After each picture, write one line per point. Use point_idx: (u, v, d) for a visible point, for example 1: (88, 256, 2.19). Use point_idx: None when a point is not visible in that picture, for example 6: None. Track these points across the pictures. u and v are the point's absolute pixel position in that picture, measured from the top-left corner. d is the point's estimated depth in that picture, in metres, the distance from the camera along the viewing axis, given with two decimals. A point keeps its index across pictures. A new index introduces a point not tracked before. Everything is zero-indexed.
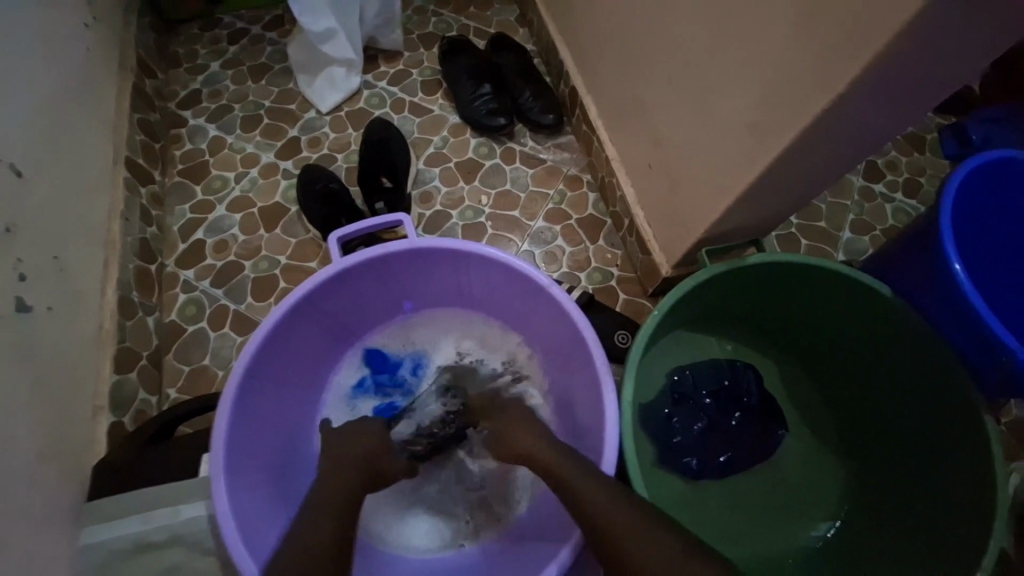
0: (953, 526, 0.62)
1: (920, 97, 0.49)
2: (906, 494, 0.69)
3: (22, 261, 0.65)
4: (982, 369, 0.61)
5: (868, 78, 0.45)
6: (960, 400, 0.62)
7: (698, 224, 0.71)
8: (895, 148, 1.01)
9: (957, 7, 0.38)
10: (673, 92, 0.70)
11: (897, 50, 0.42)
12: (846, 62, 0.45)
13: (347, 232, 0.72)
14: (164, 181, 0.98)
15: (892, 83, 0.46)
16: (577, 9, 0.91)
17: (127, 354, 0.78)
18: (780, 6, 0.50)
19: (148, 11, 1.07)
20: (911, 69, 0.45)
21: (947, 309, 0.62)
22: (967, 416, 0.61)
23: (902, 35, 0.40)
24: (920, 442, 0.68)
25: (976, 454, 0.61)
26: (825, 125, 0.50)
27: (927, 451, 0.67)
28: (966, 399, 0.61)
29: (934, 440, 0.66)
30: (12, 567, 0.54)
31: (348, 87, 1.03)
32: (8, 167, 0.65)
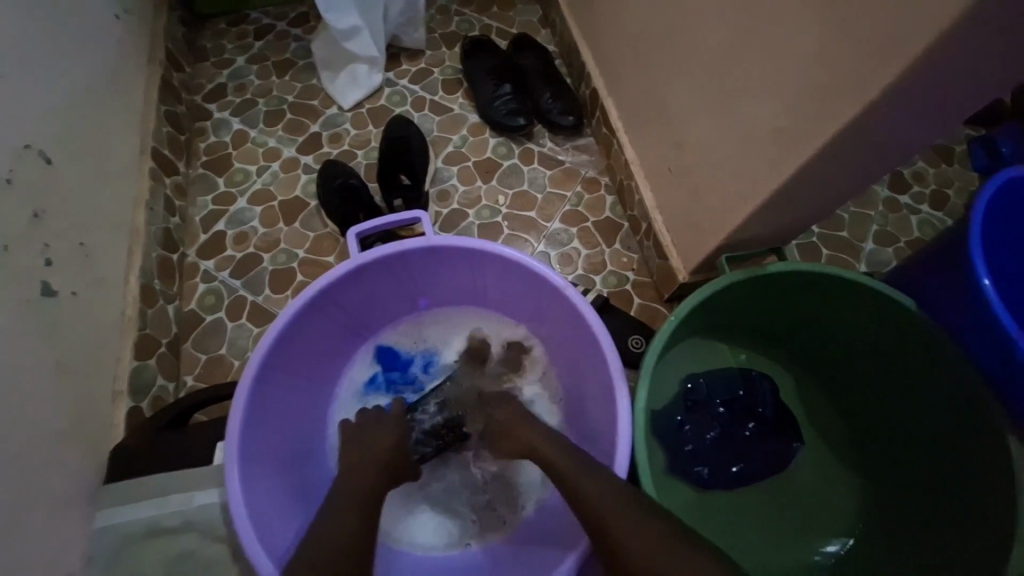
0: (972, 547, 0.60)
1: (956, 106, 0.48)
2: (923, 512, 0.67)
3: (49, 247, 0.66)
4: (1008, 387, 0.60)
5: (903, 86, 0.43)
6: (983, 419, 0.60)
7: (718, 231, 0.70)
8: (923, 158, 0.99)
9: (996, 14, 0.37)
10: (697, 96, 0.69)
11: (932, 58, 0.41)
12: (878, 70, 0.44)
13: (365, 227, 0.73)
14: (188, 173, 1.00)
15: (926, 92, 0.45)
16: (601, 11, 0.91)
17: (147, 341, 0.80)
18: (811, 11, 0.49)
19: (179, 6, 1.09)
20: (945, 78, 0.43)
21: (973, 324, 0.61)
22: (991, 436, 0.60)
23: (938, 43, 0.39)
24: (940, 461, 0.66)
25: (998, 475, 0.59)
26: (853, 133, 0.49)
27: (947, 470, 0.66)
28: (989, 418, 0.60)
29: (954, 458, 0.64)
30: (30, 545, 0.55)
31: (370, 84, 1.04)
32: (38, 154, 0.66)
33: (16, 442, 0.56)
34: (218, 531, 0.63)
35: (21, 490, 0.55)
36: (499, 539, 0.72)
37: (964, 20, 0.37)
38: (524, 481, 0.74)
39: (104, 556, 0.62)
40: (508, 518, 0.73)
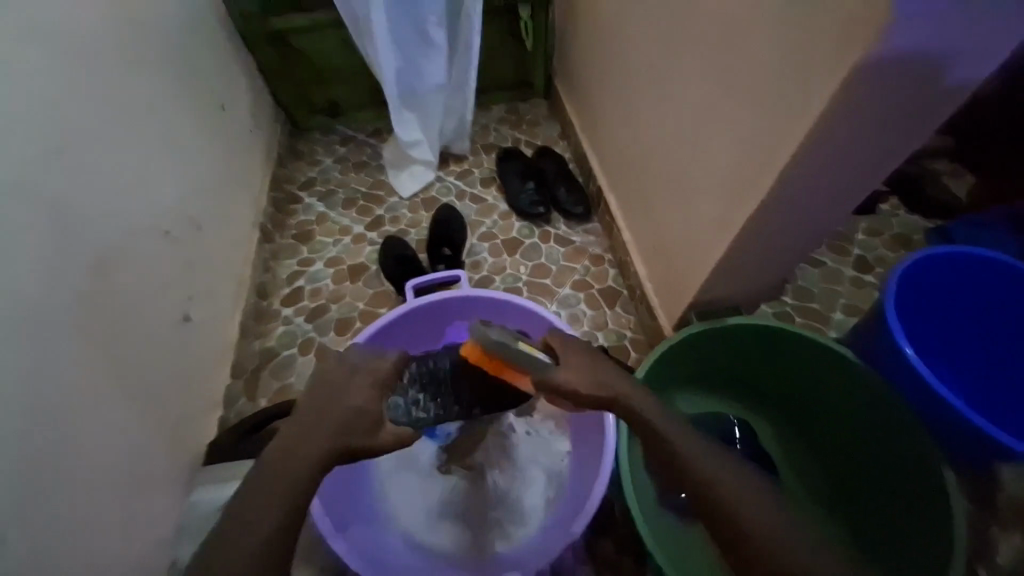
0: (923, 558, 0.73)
1: (827, 205, 0.70)
2: (896, 542, 0.78)
3: (190, 288, 0.93)
4: (930, 418, 0.73)
5: (780, 193, 0.66)
6: (916, 447, 0.74)
7: (690, 292, 0.90)
8: (883, 246, 1.17)
9: (817, 159, 0.61)
10: (670, 194, 0.92)
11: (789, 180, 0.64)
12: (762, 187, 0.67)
13: (419, 282, 0.97)
14: (281, 241, 1.27)
15: (799, 197, 0.67)
16: (603, 131, 1.20)
17: (238, 367, 1.03)
18: (728, 145, 0.73)
19: (288, 121, 1.45)
20: (806, 189, 0.66)
21: (895, 367, 0.75)
22: (922, 461, 0.74)
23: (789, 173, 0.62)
24: (888, 488, 0.80)
25: (930, 493, 0.73)
26: (758, 223, 0.71)
27: (896, 495, 0.79)
28: (921, 446, 0.73)
29: (900, 484, 0.78)
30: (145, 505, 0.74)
31: (425, 179, 1.35)
32: (193, 224, 0.96)
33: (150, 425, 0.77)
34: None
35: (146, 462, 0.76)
36: (503, 534, 0.86)
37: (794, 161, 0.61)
38: (535, 487, 0.89)
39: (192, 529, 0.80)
40: (512, 518, 0.87)
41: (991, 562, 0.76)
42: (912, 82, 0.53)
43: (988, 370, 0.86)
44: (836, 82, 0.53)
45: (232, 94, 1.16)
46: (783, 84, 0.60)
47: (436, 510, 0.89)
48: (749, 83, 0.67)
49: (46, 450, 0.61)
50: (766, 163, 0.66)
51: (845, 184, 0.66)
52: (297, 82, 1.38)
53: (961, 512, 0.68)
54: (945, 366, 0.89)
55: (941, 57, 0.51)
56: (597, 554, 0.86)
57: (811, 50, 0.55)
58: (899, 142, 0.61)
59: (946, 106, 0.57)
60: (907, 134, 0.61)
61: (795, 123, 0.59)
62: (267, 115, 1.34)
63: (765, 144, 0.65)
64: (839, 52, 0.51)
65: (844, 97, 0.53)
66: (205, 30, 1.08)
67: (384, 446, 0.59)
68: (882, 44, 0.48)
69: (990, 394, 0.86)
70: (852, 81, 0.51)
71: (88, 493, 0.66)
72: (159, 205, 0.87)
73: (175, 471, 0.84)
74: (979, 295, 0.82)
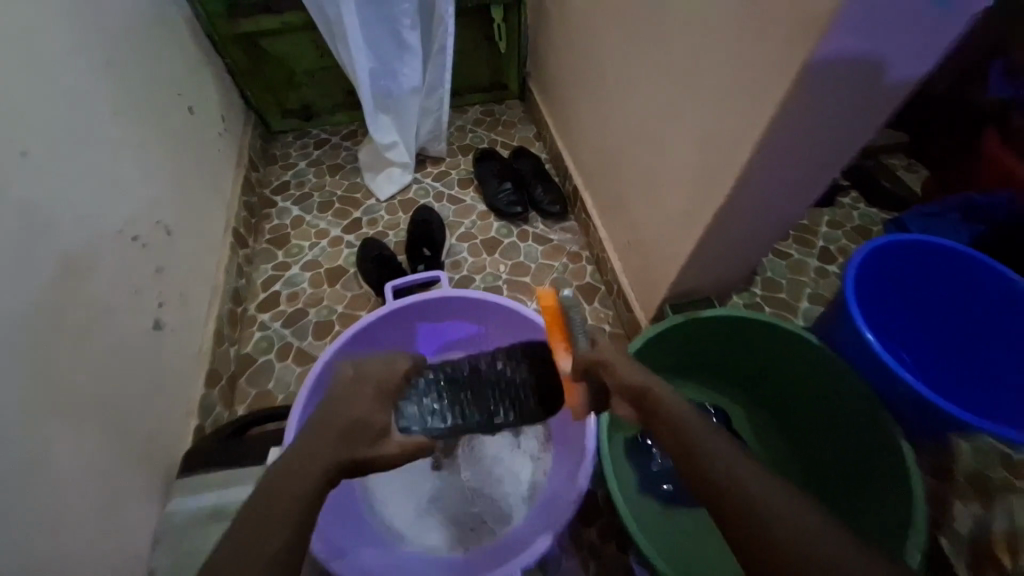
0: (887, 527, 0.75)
1: (790, 198, 0.73)
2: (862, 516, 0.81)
3: (162, 294, 0.91)
4: (888, 394, 0.78)
5: (745, 187, 0.69)
6: (876, 423, 0.78)
7: (665, 285, 0.93)
8: (845, 237, 1.23)
9: (780, 153, 0.64)
10: (642, 191, 0.95)
11: (753, 173, 0.67)
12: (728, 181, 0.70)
13: (398, 283, 0.97)
14: (255, 247, 1.27)
15: (764, 190, 0.70)
16: (576, 131, 1.23)
17: (214, 373, 1.01)
18: (694, 141, 0.76)
19: (260, 124, 1.43)
20: (770, 182, 0.69)
21: (854, 347, 0.80)
22: (883, 435, 0.77)
23: (753, 166, 0.65)
24: (856, 466, 0.83)
25: (891, 465, 0.76)
26: (727, 216, 0.74)
27: (862, 472, 0.82)
28: (879, 421, 0.77)
29: (865, 461, 0.81)
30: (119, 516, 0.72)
31: (402, 181, 1.34)
32: (164, 228, 0.94)
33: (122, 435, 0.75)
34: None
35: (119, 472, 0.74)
36: (487, 532, 0.87)
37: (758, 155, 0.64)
38: (518, 484, 0.91)
39: (170, 539, 0.78)
40: (496, 516, 0.88)
41: None
42: (857, 79, 0.56)
43: (950, 356, 0.90)
44: (787, 79, 0.56)
45: (200, 96, 1.14)
46: (740, 83, 0.64)
47: (420, 511, 0.90)
48: (711, 82, 0.70)
49: (14, 460, 0.59)
50: (730, 158, 0.69)
51: (803, 177, 0.70)
52: (268, 84, 1.36)
53: (920, 485, 0.71)
54: (907, 346, 0.93)
55: (882, 55, 0.54)
56: (583, 545, 0.87)
57: (764, 50, 0.58)
58: (852, 135, 0.65)
59: (892, 102, 0.60)
60: (860, 129, 0.64)
61: (754, 119, 0.62)
62: (238, 117, 1.32)
63: (730, 140, 0.68)
64: (791, 51, 0.54)
65: (797, 93, 0.56)
66: (172, 32, 1.06)
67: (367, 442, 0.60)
68: (827, 44, 0.51)
69: (953, 381, 0.90)
70: (801, 80, 0.54)
71: (59, 504, 0.64)
72: (127, 209, 0.85)
73: (151, 481, 0.82)
74: (933, 278, 0.87)
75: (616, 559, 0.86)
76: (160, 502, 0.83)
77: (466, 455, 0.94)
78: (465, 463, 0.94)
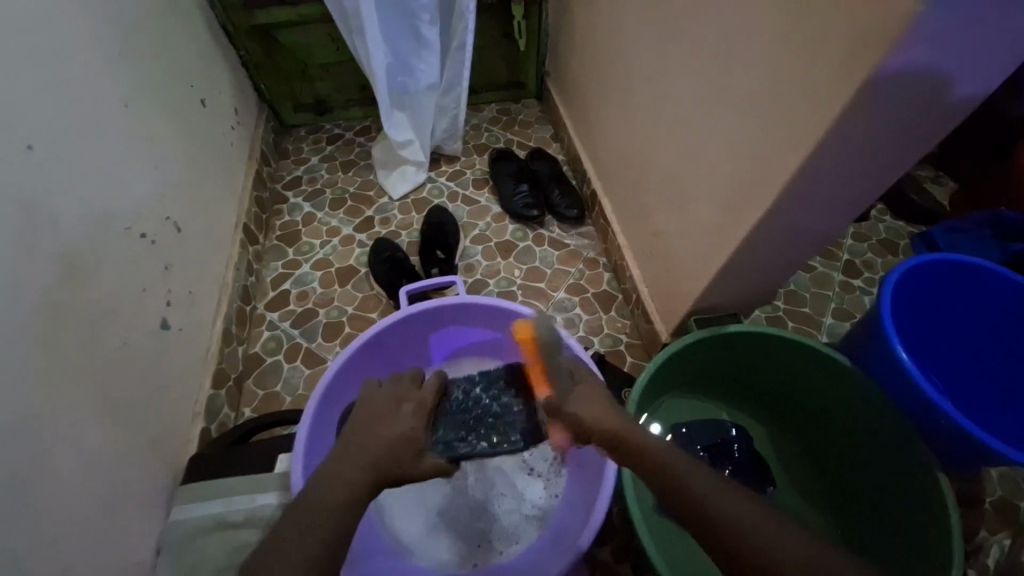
0: (919, 562, 0.72)
1: (829, 214, 0.70)
2: (890, 546, 0.78)
3: (170, 292, 0.89)
4: (924, 422, 0.73)
5: (784, 203, 0.65)
6: (910, 450, 0.74)
7: (688, 298, 0.89)
8: (871, 250, 1.19)
9: (823, 170, 0.61)
10: (668, 199, 0.91)
11: (792, 190, 0.63)
12: (763, 197, 0.67)
13: (413, 287, 0.95)
14: (266, 243, 1.24)
15: (802, 206, 0.67)
16: (597, 134, 1.19)
17: (221, 374, 0.98)
18: (728, 151, 0.73)
19: (273, 118, 1.40)
20: (810, 199, 0.66)
21: (888, 371, 0.75)
22: (918, 464, 0.73)
23: (792, 183, 0.62)
24: (884, 493, 0.80)
25: (925, 496, 0.72)
26: (760, 232, 0.71)
27: (891, 500, 0.78)
28: (914, 450, 0.73)
29: (894, 488, 0.78)
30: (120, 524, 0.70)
31: (416, 180, 1.31)
32: (173, 224, 0.92)
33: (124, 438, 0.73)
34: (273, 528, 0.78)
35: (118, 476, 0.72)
36: (498, 550, 0.85)
37: (799, 172, 0.61)
38: (528, 501, 0.89)
39: (174, 546, 0.77)
40: (506, 533, 0.86)
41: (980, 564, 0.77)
42: (919, 94, 0.53)
43: (973, 372, 0.89)
44: (845, 93, 0.52)
45: (213, 88, 1.12)
46: (785, 93, 0.60)
47: (427, 528, 0.87)
48: (752, 89, 0.66)
49: (14, 469, 0.57)
50: (768, 173, 0.65)
51: (847, 193, 0.66)
52: (283, 77, 1.33)
53: (959, 519, 0.67)
54: (937, 367, 0.90)
55: (949, 70, 0.51)
56: (596, 564, 0.85)
57: (816, 60, 0.55)
58: (904, 153, 0.61)
59: (951, 119, 0.57)
60: (913, 144, 0.60)
61: (802, 133, 0.59)
62: (251, 110, 1.30)
63: (769, 152, 0.65)
64: (847, 62, 0.51)
65: (853, 108, 0.52)
66: (185, 22, 1.03)
67: (382, 461, 0.57)
68: (893, 57, 0.47)
69: (973, 396, 0.89)
70: (862, 94, 0.51)
71: (62, 512, 0.62)
72: (135, 206, 0.83)
73: (155, 487, 0.80)
74: (969, 299, 0.84)
75: None
76: (165, 508, 0.81)
77: (473, 471, 0.91)
78: (473, 479, 0.90)
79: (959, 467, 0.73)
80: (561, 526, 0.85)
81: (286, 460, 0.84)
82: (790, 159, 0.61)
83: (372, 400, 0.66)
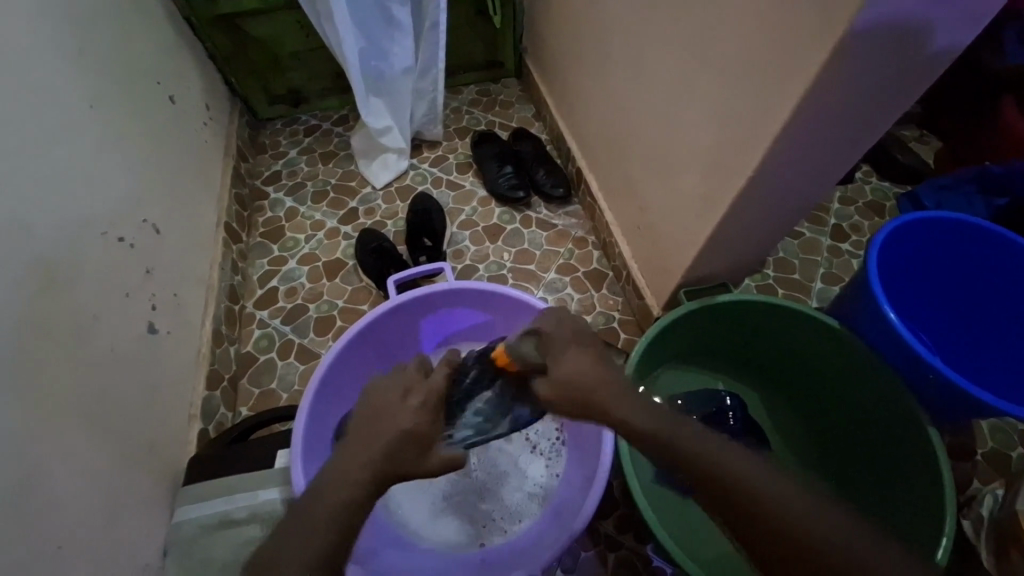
0: (912, 511, 0.74)
1: (813, 176, 0.70)
2: (883, 498, 0.80)
3: (154, 296, 0.87)
4: (913, 377, 0.74)
5: (767, 169, 0.65)
6: (901, 405, 0.75)
7: (678, 271, 0.90)
8: (859, 214, 1.19)
9: (805, 133, 0.60)
10: (653, 172, 0.91)
11: (773, 156, 0.63)
12: (743, 166, 0.67)
13: (402, 276, 0.95)
14: (249, 241, 1.22)
15: (787, 170, 0.67)
16: (578, 110, 1.18)
17: (214, 375, 0.98)
18: (709, 119, 0.72)
19: (246, 112, 1.37)
20: (795, 163, 0.65)
21: (876, 330, 0.76)
22: (908, 418, 0.74)
23: (772, 150, 0.62)
24: (878, 448, 0.81)
25: (918, 447, 0.74)
26: (745, 201, 0.71)
27: (885, 455, 0.80)
28: (906, 405, 0.74)
29: (888, 443, 0.79)
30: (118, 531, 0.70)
31: (398, 167, 1.29)
32: (152, 227, 0.90)
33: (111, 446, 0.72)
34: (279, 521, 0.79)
35: (113, 485, 0.72)
36: (502, 529, 0.86)
37: (780, 137, 0.60)
38: (531, 478, 0.90)
39: (182, 546, 0.77)
40: (511, 512, 0.87)
41: (975, 515, 0.80)
42: (899, 49, 0.52)
43: (961, 330, 0.90)
44: (823, 52, 0.51)
45: (181, 83, 1.08)
46: (765, 54, 0.59)
47: (432, 512, 0.88)
48: (730, 54, 0.65)
49: (13, 481, 0.57)
50: (751, 138, 0.64)
51: (830, 154, 0.66)
52: (253, 68, 1.29)
53: (949, 470, 0.69)
54: (923, 325, 0.92)
55: (927, 19, 0.50)
56: (600, 537, 0.87)
57: (792, 18, 0.54)
58: (889, 108, 0.61)
59: (933, 72, 0.57)
60: (896, 100, 0.60)
61: (784, 95, 0.58)
62: (223, 106, 1.26)
63: (749, 117, 0.64)
64: (827, 20, 0.50)
65: (834, 65, 0.52)
66: (144, 14, 0.99)
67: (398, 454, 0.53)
68: (869, 11, 0.46)
69: (964, 353, 0.91)
70: (840, 51, 0.50)
71: (66, 521, 0.63)
72: (110, 209, 0.81)
73: (156, 490, 0.80)
74: (957, 256, 0.85)
75: (632, 549, 0.86)
76: (169, 510, 0.82)
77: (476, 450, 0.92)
78: (476, 459, 0.92)
79: (952, 420, 0.74)
80: (563, 500, 0.85)
81: (286, 456, 0.85)
82: (770, 124, 0.61)
83: (382, 389, 0.59)
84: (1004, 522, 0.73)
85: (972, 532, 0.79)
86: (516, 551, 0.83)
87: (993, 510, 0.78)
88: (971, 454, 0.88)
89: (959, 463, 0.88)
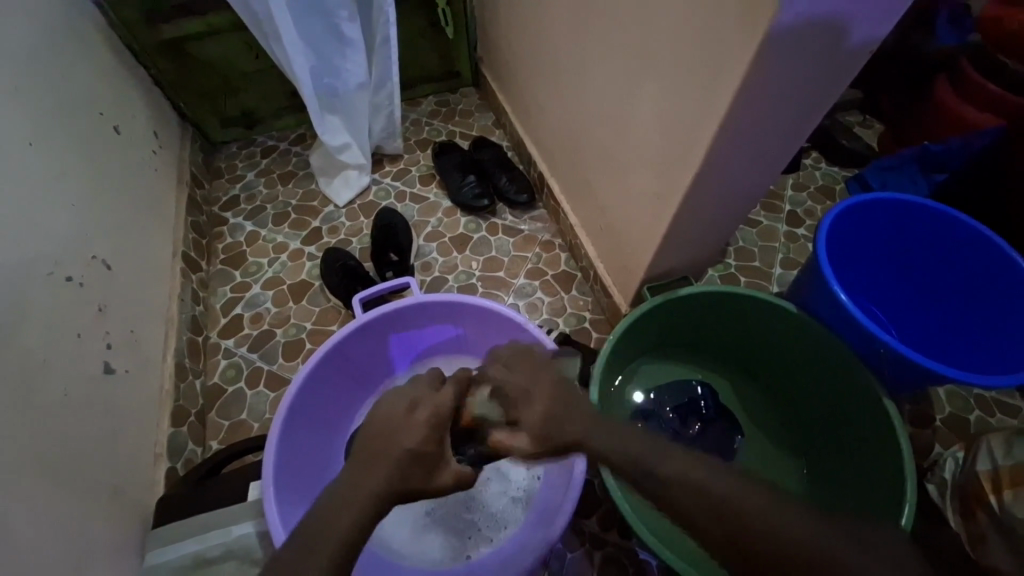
0: (876, 480, 0.77)
1: (756, 167, 0.72)
2: (850, 470, 0.83)
3: (109, 334, 0.84)
4: (868, 354, 0.77)
5: (710, 165, 0.67)
6: (859, 381, 0.78)
7: (640, 267, 0.91)
8: (811, 199, 1.24)
9: (742, 127, 0.63)
10: (607, 172, 0.92)
11: (715, 152, 0.65)
12: (688, 163, 0.69)
13: (368, 293, 0.94)
14: (209, 269, 1.19)
15: (731, 164, 0.69)
16: (534, 116, 1.19)
17: (180, 410, 0.95)
18: (653, 120, 0.74)
19: (199, 137, 1.33)
20: (738, 156, 0.68)
21: (830, 310, 0.79)
22: (867, 393, 0.77)
23: (712, 148, 0.64)
24: (840, 423, 0.85)
25: (876, 419, 0.77)
26: (694, 197, 0.73)
27: (847, 429, 0.83)
28: (863, 381, 0.77)
29: (848, 417, 0.83)
30: None
31: (359, 184, 1.28)
32: (101, 262, 0.87)
33: (71, 494, 0.69)
34: (255, 555, 0.77)
35: (76, 536, 0.68)
36: (488, 539, 0.86)
37: (719, 133, 0.62)
38: (514, 484, 0.90)
39: None
40: (495, 520, 0.87)
41: (938, 479, 0.83)
42: (820, 42, 0.55)
43: (911, 305, 0.95)
44: (750, 49, 0.54)
45: (125, 111, 1.04)
46: (699, 55, 0.61)
47: (415, 528, 0.87)
48: (667, 56, 0.67)
49: None
50: (694, 137, 0.66)
51: (769, 147, 0.69)
52: (203, 93, 1.26)
53: (906, 442, 0.72)
54: (873, 303, 0.98)
55: (847, 13, 0.53)
56: (586, 536, 0.87)
57: (722, 16, 0.56)
58: (819, 99, 0.64)
59: (856, 62, 0.60)
60: (824, 92, 0.63)
61: (718, 93, 0.60)
62: (173, 133, 1.23)
63: (689, 115, 0.66)
64: (750, 18, 0.52)
65: (762, 60, 0.54)
66: (83, 45, 0.96)
67: (367, 475, 0.53)
68: (788, 8, 0.49)
69: (915, 325, 0.96)
70: (765, 49, 0.53)
71: None
72: (55, 248, 0.77)
73: (125, 535, 0.77)
74: (899, 236, 0.90)
75: (618, 546, 0.86)
76: (139, 555, 0.78)
77: None
78: None
79: (906, 391, 0.78)
80: (546, 502, 0.86)
81: (259, 487, 0.83)
82: (709, 124, 0.63)
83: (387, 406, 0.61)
84: (969, 484, 0.76)
85: (939, 495, 0.82)
86: (502, 559, 0.82)
87: (956, 472, 0.81)
88: (930, 422, 0.93)
89: (921, 430, 0.92)
